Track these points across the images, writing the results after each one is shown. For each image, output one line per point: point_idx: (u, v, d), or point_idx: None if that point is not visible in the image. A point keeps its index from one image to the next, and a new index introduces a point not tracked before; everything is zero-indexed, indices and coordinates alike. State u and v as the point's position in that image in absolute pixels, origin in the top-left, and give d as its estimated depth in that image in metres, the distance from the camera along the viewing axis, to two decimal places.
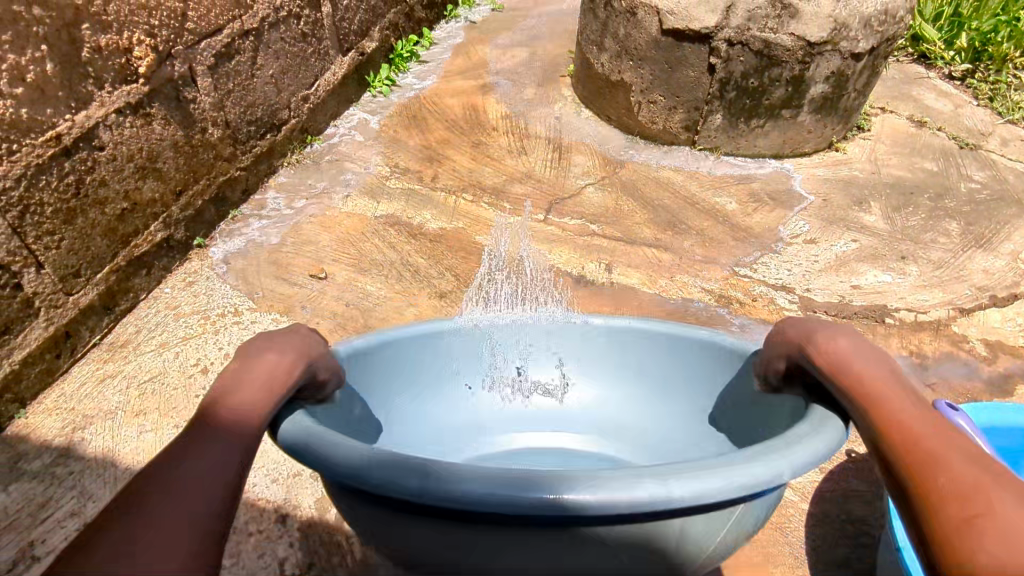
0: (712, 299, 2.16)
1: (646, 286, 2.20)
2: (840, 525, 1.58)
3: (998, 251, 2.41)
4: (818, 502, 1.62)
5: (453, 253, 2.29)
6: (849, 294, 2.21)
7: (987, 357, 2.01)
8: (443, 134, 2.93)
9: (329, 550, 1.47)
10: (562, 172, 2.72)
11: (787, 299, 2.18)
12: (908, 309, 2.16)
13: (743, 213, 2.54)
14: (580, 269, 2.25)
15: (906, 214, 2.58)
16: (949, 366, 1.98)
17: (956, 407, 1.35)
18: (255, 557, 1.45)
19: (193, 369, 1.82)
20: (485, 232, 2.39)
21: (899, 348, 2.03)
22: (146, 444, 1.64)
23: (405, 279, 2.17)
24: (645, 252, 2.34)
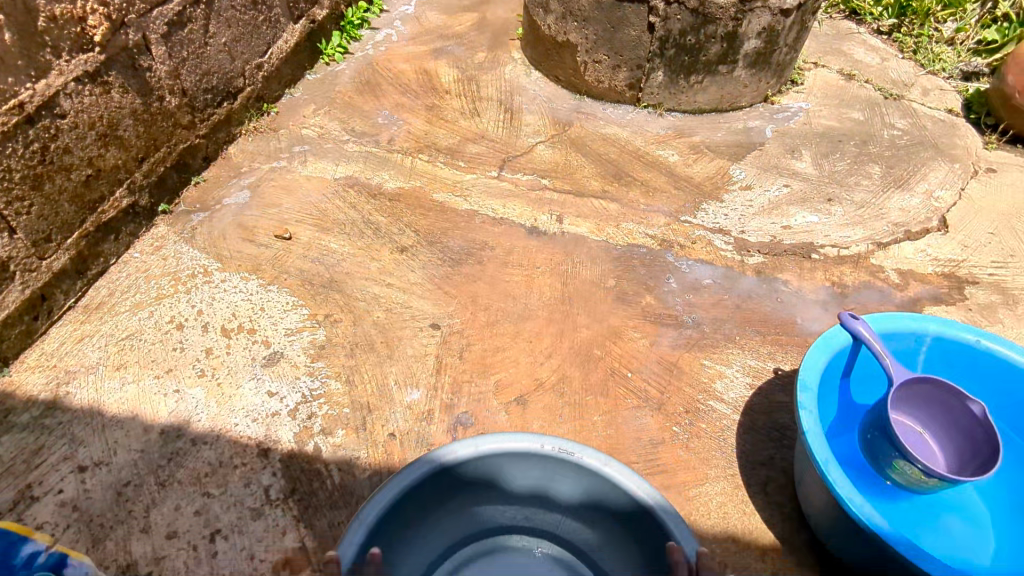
0: (655, 243, 2.34)
1: (594, 234, 2.36)
2: (766, 430, 1.78)
3: (914, 190, 2.63)
4: (747, 413, 1.82)
5: (412, 210, 2.41)
6: (780, 234, 2.41)
7: (900, 284, 2.24)
8: (398, 99, 3.01)
9: (310, 477, 1.61)
10: (514, 132, 2.85)
11: (723, 241, 2.37)
12: (833, 245, 2.37)
13: (684, 165, 2.71)
14: (533, 221, 2.40)
15: (833, 160, 2.78)
16: (866, 294, 2.20)
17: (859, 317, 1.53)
18: (241, 486, 1.58)
19: (168, 326, 1.92)
20: (441, 190, 2.52)
21: (823, 280, 2.24)
22: (130, 394, 1.75)
23: (367, 236, 2.29)
24: (593, 203, 2.50)
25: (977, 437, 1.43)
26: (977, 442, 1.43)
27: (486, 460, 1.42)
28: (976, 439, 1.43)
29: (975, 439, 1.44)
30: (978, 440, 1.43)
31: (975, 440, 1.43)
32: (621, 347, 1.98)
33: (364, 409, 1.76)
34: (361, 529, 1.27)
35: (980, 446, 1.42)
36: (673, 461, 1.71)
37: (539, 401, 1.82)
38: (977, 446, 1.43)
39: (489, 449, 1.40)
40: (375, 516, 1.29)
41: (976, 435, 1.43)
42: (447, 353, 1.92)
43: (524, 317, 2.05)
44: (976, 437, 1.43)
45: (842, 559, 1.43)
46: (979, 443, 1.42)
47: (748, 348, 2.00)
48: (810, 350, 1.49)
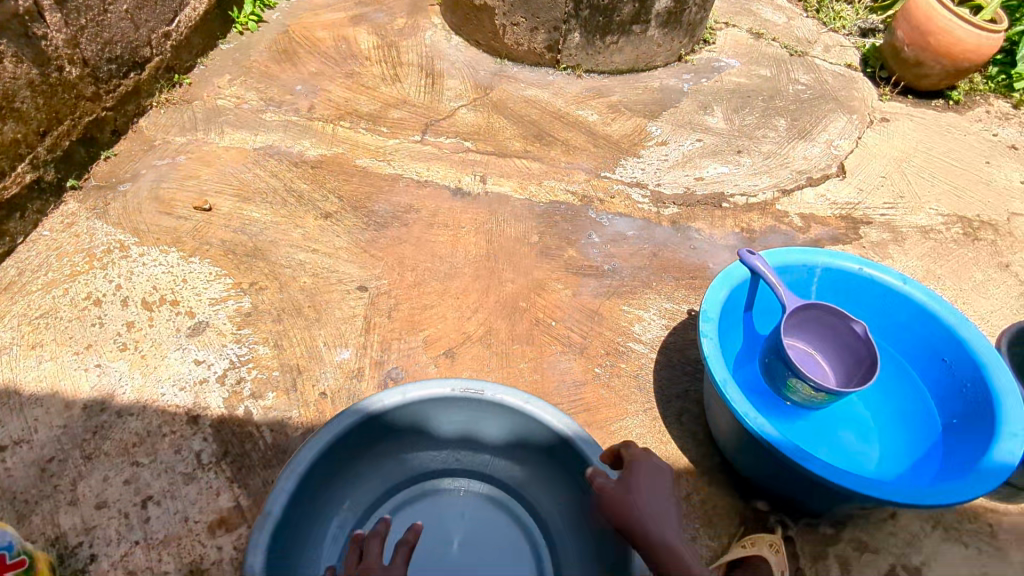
0: (576, 199, 2.42)
1: (518, 193, 2.42)
2: (681, 366, 1.91)
3: (816, 140, 2.80)
4: (663, 351, 1.94)
5: (335, 177, 2.41)
6: (693, 186, 2.53)
7: (802, 227, 2.40)
8: (316, 67, 2.97)
9: (242, 440, 1.63)
10: (435, 96, 2.86)
11: (641, 194, 2.47)
12: (742, 194, 2.51)
13: (603, 124, 2.80)
14: (457, 182, 2.44)
15: (743, 115, 2.92)
16: (772, 237, 2.35)
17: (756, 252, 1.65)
18: (171, 452, 1.59)
19: (85, 303, 1.88)
20: (365, 155, 2.52)
21: (732, 227, 2.38)
22: (48, 371, 1.72)
23: (290, 204, 2.28)
24: (516, 163, 2.55)
25: (862, 355, 1.58)
26: (862, 360, 1.58)
27: (413, 406, 1.49)
28: (860, 356, 1.58)
29: (859, 357, 1.59)
30: (862, 357, 1.58)
31: (859, 358, 1.59)
32: (545, 298, 2.06)
33: (294, 371, 1.79)
34: (293, 476, 1.31)
35: (863, 362, 1.58)
36: (595, 400, 1.81)
37: (467, 353, 1.88)
38: (862, 363, 1.58)
39: (414, 394, 1.47)
40: (307, 463, 1.33)
41: (860, 353, 1.58)
42: (375, 313, 1.96)
43: (450, 275, 2.10)
44: (861, 355, 1.58)
45: (743, 472, 1.57)
46: (862, 359, 1.58)
47: (664, 293, 2.12)
48: (713, 284, 1.60)
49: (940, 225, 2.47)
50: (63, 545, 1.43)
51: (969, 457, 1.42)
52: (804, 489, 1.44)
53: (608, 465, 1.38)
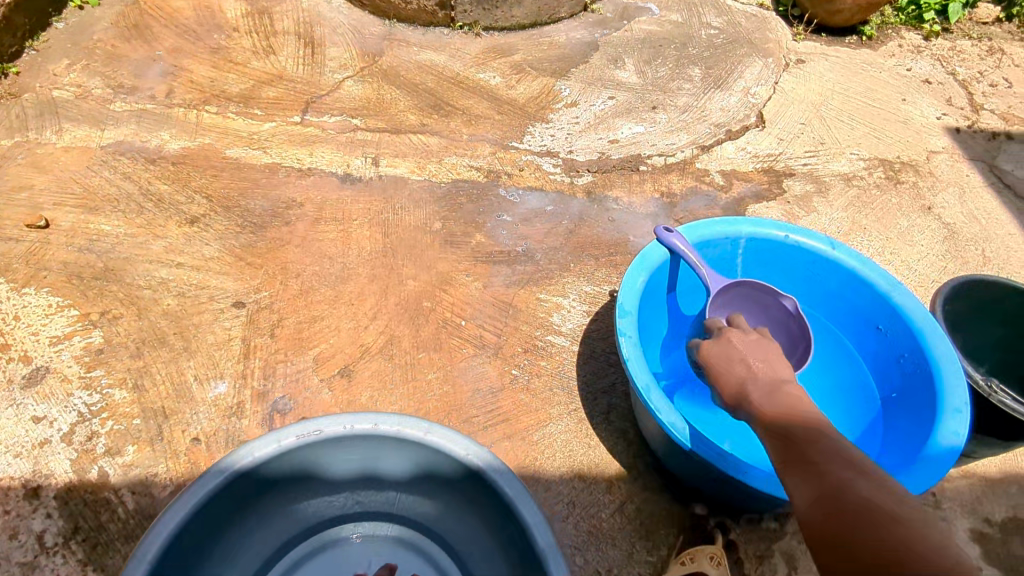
0: (482, 175, 2.18)
1: (415, 174, 2.16)
2: (605, 357, 1.74)
3: (733, 89, 2.64)
4: (585, 343, 1.76)
5: (201, 173, 2.08)
6: (607, 150, 2.33)
7: (724, 186, 2.25)
8: (174, 42, 2.57)
9: (96, 510, 1.36)
10: (316, 68, 2.53)
11: (551, 163, 2.26)
12: (660, 155, 2.33)
13: (507, 87, 2.54)
14: (345, 167, 2.15)
15: (656, 66, 2.72)
16: (693, 200, 2.19)
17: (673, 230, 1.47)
18: (5, 539, 1.31)
19: None
20: (236, 144, 2.19)
21: (651, 191, 2.20)
22: None
23: (147, 210, 1.95)
24: (412, 139, 2.28)
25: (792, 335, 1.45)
26: (793, 340, 1.45)
27: (294, 453, 1.27)
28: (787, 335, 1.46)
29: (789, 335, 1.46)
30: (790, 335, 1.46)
31: (787, 336, 1.46)
32: (453, 294, 1.84)
33: (159, 415, 1.52)
34: (142, 566, 1.05)
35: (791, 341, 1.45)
36: (514, 407, 1.62)
37: (366, 369, 1.66)
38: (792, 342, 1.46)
39: (296, 437, 1.24)
40: (163, 541, 1.08)
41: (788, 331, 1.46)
42: (255, 333, 1.69)
43: (342, 278, 1.85)
44: (790, 334, 1.46)
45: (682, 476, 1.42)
46: (793, 338, 1.45)
47: (582, 274, 1.93)
48: (628, 272, 1.42)
49: (861, 171, 2.37)
50: None
51: (912, 437, 1.31)
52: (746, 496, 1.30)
53: (527, 499, 1.20)
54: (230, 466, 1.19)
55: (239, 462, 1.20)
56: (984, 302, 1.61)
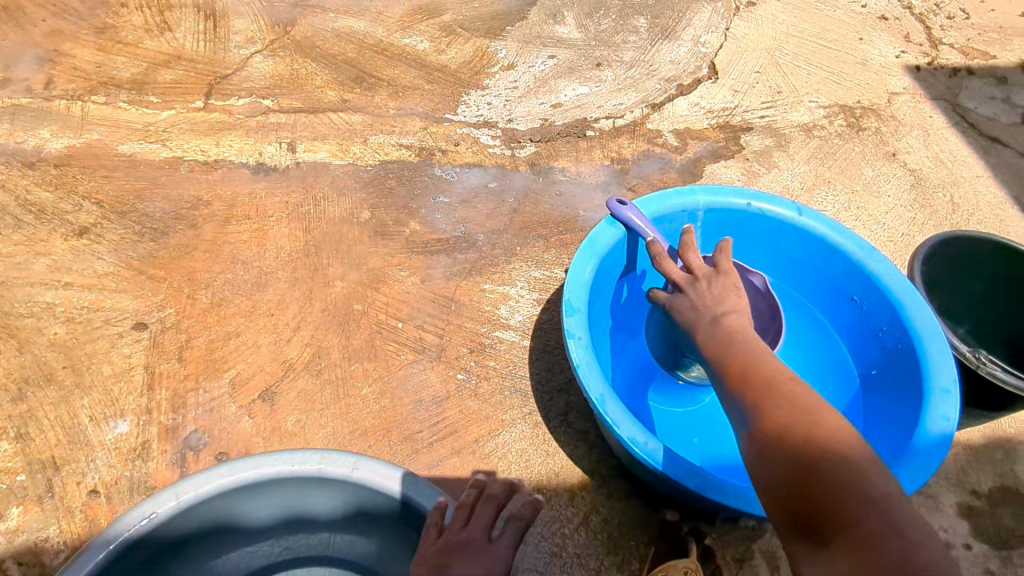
0: (413, 154, 1.96)
1: (338, 158, 1.93)
2: (560, 350, 1.58)
3: (682, 38, 2.44)
4: (537, 336, 1.59)
5: (90, 174, 1.82)
6: (550, 115, 2.12)
7: (678, 147, 2.07)
8: (51, 23, 2.25)
9: None
10: (220, 44, 2.25)
11: (489, 135, 2.05)
12: (607, 117, 2.13)
13: (436, 52, 2.30)
14: (257, 156, 1.91)
15: (598, 19, 2.51)
16: (646, 165, 2.01)
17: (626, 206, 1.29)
18: None
19: None
20: (129, 138, 1.92)
21: (601, 158, 2.01)
22: None
23: (26, 224, 1.69)
24: (332, 119, 2.04)
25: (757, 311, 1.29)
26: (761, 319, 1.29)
27: (205, 507, 1.08)
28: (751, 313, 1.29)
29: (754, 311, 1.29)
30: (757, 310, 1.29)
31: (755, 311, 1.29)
32: (386, 292, 1.65)
33: (49, 468, 1.31)
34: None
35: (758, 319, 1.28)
36: (461, 417, 1.45)
37: (291, 390, 1.47)
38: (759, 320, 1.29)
39: (201, 490, 1.06)
40: None
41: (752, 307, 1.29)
42: (160, 359, 1.48)
43: (260, 285, 1.63)
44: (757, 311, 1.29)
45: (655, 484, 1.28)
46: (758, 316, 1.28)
47: (530, 258, 1.75)
48: (575, 261, 1.24)
49: (822, 120, 2.22)
50: None
51: (897, 423, 1.19)
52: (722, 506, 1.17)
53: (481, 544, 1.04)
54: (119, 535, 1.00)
55: (131, 529, 1.01)
56: (954, 264, 1.49)
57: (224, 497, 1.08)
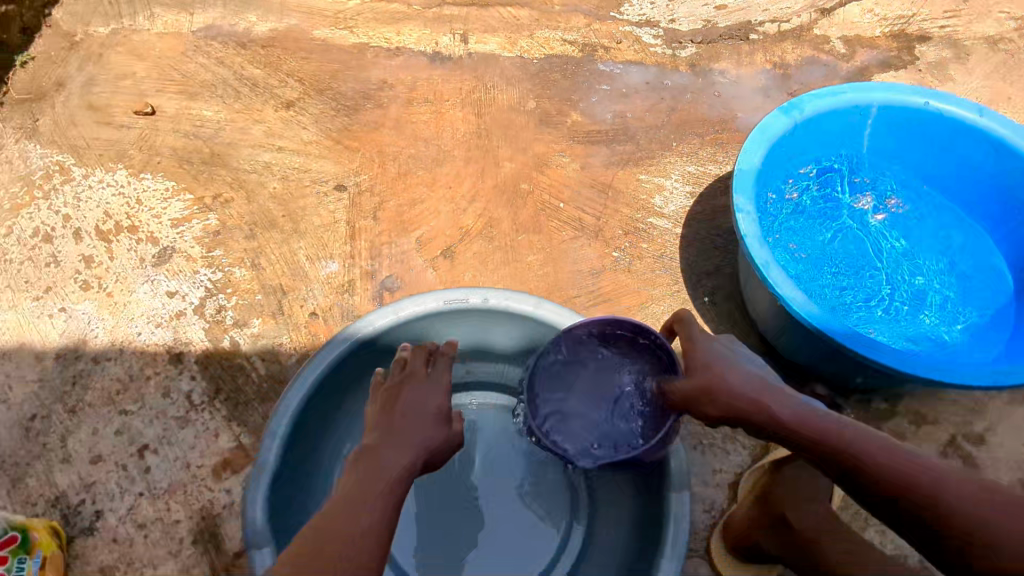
0: (575, 50, 2.04)
1: (506, 51, 2.05)
2: (711, 240, 1.68)
3: None
4: (689, 225, 1.70)
5: (292, 55, 2.04)
6: (714, 18, 2.10)
7: (846, 55, 2.01)
8: None
9: (233, 374, 1.52)
10: None
11: (652, 35, 2.07)
12: (773, 21, 2.08)
13: None
14: (434, 46, 2.06)
15: None
16: (809, 72, 1.98)
17: (899, 92, 1.38)
18: (160, 396, 1.50)
19: (33, 240, 1.69)
20: (323, 25, 2.10)
21: (764, 62, 2.00)
22: (10, 324, 1.58)
23: (245, 95, 1.96)
24: (502, 13, 2.14)
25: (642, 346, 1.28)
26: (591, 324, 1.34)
27: (383, 338, 1.33)
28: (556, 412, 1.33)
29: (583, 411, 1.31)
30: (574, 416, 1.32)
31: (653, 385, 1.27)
32: (549, 175, 1.79)
33: (278, 292, 1.62)
34: (274, 443, 1.17)
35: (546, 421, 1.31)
36: (615, 289, 1.61)
37: (468, 250, 1.67)
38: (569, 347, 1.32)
39: (415, 304, 1.32)
40: (298, 402, 1.21)
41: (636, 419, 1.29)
42: (359, 216, 1.73)
43: (438, 160, 1.82)
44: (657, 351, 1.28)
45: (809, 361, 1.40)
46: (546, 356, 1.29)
47: (686, 154, 1.83)
48: (744, 148, 1.32)
49: (1011, 32, 2.05)
50: (65, 505, 1.39)
51: None
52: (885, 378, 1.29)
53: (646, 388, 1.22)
54: (367, 327, 1.30)
55: (372, 326, 1.31)
56: None
57: (432, 317, 1.34)
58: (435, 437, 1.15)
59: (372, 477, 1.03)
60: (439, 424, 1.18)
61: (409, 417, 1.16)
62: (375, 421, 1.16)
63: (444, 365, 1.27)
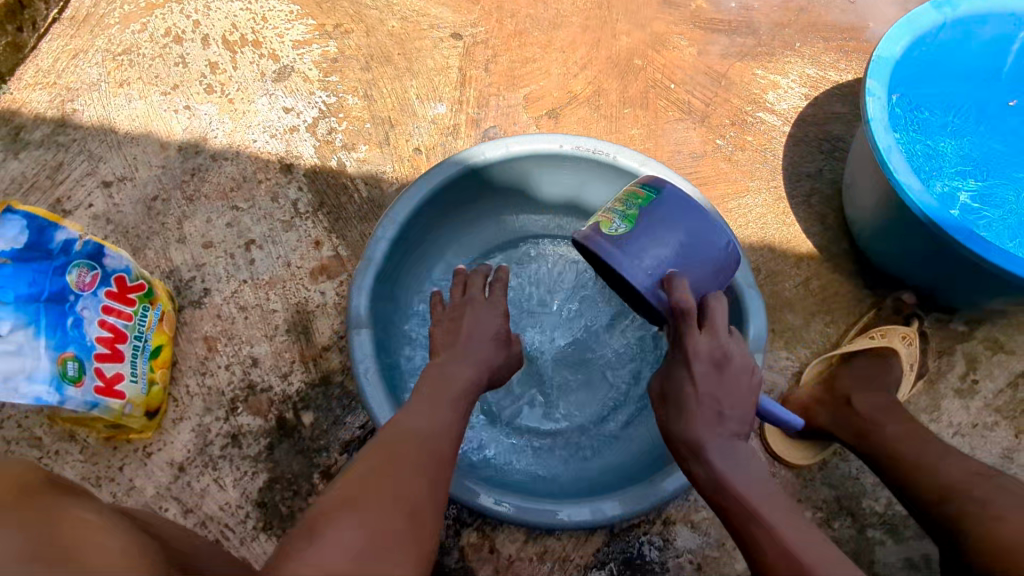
0: None
1: None
2: (817, 144, 1.66)
3: None
4: (798, 125, 1.68)
5: None
6: None
7: None
8: None
9: (337, 193, 1.57)
10: None
11: None
12: None
13: None
14: None
15: None
16: None
17: None
18: (268, 200, 1.55)
19: (165, 40, 1.77)
20: None
21: None
22: (139, 112, 1.67)
23: None
24: None
25: (695, 257, 1.11)
26: (665, 189, 1.14)
27: (488, 172, 1.34)
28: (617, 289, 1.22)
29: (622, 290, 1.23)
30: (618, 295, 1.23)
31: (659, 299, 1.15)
32: (664, 56, 1.77)
33: (386, 124, 1.66)
34: (381, 245, 1.23)
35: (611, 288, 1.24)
36: (713, 175, 1.62)
37: (573, 115, 1.69)
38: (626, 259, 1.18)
39: (527, 145, 1.32)
40: (404, 215, 1.25)
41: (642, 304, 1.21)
42: (471, 65, 1.75)
43: (555, 24, 1.81)
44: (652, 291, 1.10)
45: (900, 271, 1.41)
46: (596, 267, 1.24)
47: (808, 56, 1.78)
48: (886, 34, 1.28)
49: None
50: (177, 278, 1.47)
51: None
52: (982, 292, 1.29)
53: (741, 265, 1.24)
54: (477, 158, 1.31)
55: (481, 158, 1.31)
56: None
57: (539, 161, 1.35)
58: (495, 358, 1.20)
59: (443, 392, 1.09)
60: (498, 346, 1.21)
61: (473, 340, 1.19)
62: (441, 340, 1.20)
63: (501, 292, 1.27)
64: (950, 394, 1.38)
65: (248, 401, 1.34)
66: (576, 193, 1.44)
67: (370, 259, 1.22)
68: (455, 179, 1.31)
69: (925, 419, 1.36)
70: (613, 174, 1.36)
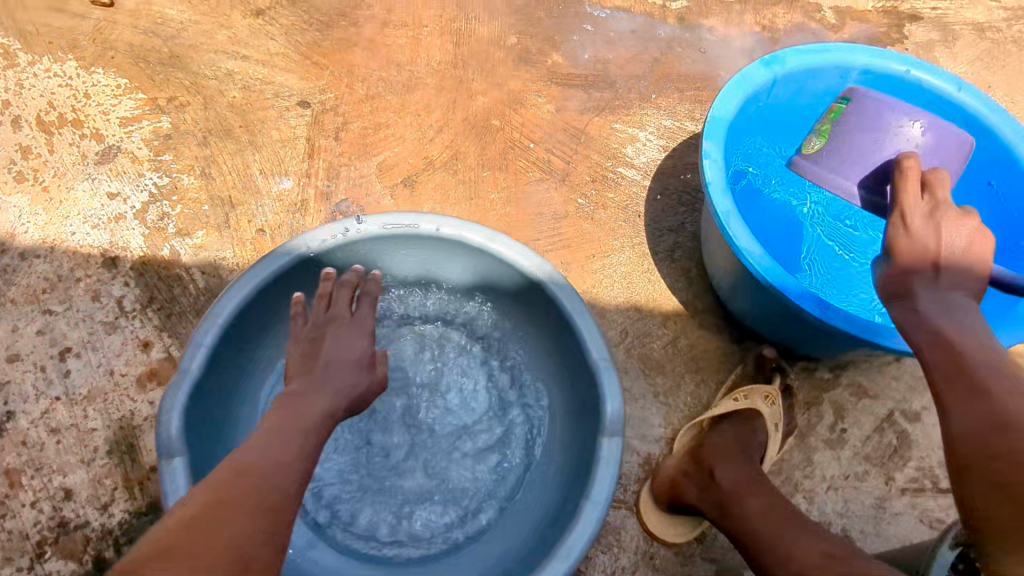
0: None
1: None
2: (677, 196, 1.65)
3: None
4: (658, 179, 1.67)
5: None
6: None
7: (835, 26, 1.97)
8: None
9: (169, 284, 1.42)
10: None
11: None
12: None
13: None
14: None
15: None
16: (797, 39, 1.94)
17: (885, 56, 1.36)
18: (88, 299, 1.39)
19: None
20: None
21: (752, 24, 1.94)
22: None
23: None
24: None
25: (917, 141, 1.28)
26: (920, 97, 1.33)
27: (325, 259, 1.25)
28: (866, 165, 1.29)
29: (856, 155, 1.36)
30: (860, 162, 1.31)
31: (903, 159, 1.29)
32: (522, 114, 1.73)
33: (226, 204, 1.53)
34: (199, 353, 1.10)
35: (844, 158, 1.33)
36: (577, 236, 1.58)
37: (429, 181, 1.62)
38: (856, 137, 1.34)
39: (362, 228, 1.23)
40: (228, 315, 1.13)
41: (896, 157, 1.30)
42: (320, 134, 1.65)
43: (409, 86, 1.75)
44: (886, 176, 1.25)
45: (760, 327, 1.40)
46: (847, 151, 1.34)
47: (664, 108, 1.79)
48: (721, 93, 1.27)
49: (998, 22, 2.02)
50: None
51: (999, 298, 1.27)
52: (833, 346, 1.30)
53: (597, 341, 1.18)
54: (309, 245, 1.21)
55: (314, 245, 1.22)
56: None
57: (380, 243, 1.26)
58: (359, 383, 1.08)
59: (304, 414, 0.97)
60: (360, 370, 1.10)
61: (331, 361, 1.08)
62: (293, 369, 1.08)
63: (368, 305, 1.17)
64: (821, 446, 1.37)
65: (58, 542, 1.18)
66: (429, 269, 1.35)
67: (188, 368, 1.09)
68: (286, 270, 1.20)
69: (799, 476, 1.34)
70: (461, 249, 1.28)
